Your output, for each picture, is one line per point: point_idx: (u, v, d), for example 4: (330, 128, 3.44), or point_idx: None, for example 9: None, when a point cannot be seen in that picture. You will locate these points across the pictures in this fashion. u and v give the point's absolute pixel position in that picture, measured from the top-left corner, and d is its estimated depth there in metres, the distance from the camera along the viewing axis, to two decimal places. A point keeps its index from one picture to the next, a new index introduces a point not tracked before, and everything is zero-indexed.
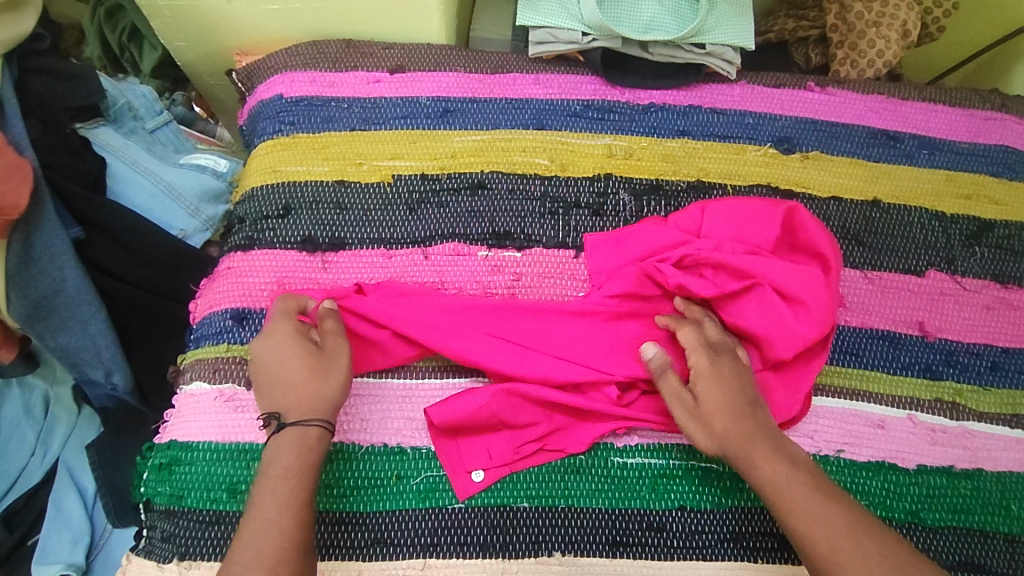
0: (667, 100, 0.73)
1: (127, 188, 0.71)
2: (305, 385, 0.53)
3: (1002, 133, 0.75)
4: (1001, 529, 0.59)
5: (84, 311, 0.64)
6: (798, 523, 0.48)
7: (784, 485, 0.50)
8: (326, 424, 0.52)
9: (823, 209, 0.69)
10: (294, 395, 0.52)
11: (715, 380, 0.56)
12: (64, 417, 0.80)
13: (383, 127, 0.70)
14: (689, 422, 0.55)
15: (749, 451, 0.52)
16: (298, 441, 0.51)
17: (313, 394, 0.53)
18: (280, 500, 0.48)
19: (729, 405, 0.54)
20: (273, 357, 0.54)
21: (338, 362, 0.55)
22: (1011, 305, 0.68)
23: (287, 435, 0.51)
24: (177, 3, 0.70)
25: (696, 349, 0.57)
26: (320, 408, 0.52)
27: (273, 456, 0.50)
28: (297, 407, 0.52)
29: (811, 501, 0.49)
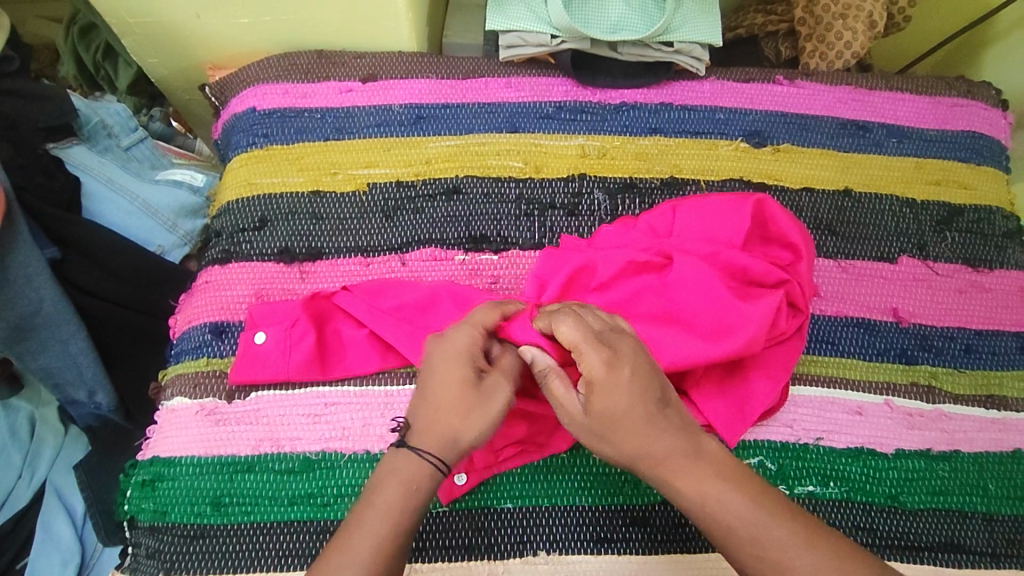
0: (638, 99, 0.73)
1: (102, 207, 0.71)
2: (441, 414, 0.49)
3: (969, 119, 0.76)
4: (980, 509, 0.60)
5: (63, 331, 0.64)
6: (739, 549, 0.44)
7: (712, 509, 0.46)
8: (441, 464, 0.48)
9: (795, 200, 0.70)
10: (431, 424, 0.49)
11: (611, 386, 0.46)
12: (50, 438, 0.79)
13: (356, 136, 0.70)
14: (588, 436, 0.48)
15: (669, 472, 0.47)
16: (417, 473, 0.47)
17: (447, 427, 0.48)
18: (377, 531, 0.45)
19: (631, 415, 0.47)
20: (439, 379, 0.50)
21: (498, 407, 0.49)
22: (982, 288, 0.69)
23: (400, 464, 0.48)
24: (146, 20, 0.70)
25: (584, 346, 0.48)
26: (448, 447, 0.48)
27: (383, 480, 0.47)
28: (426, 436, 0.48)
29: (749, 521, 0.45)
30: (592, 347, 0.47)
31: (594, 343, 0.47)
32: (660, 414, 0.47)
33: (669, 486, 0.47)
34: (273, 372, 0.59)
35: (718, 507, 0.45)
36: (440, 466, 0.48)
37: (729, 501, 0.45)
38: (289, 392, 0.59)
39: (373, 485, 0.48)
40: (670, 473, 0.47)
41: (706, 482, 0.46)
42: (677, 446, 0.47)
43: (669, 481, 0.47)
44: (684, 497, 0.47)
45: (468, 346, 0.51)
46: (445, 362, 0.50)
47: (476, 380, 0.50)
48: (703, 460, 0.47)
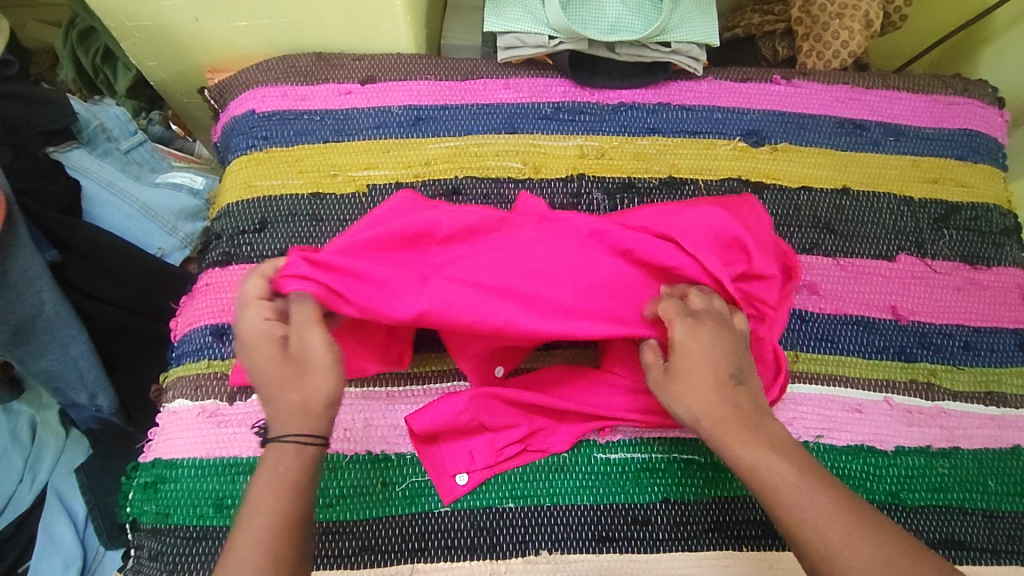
0: (636, 99, 0.74)
1: (102, 210, 0.72)
2: (283, 397, 0.48)
3: (965, 117, 0.77)
4: (980, 505, 0.60)
5: (64, 334, 0.64)
6: (783, 511, 0.46)
7: (763, 471, 0.48)
8: (306, 438, 0.47)
9: (794, 198, 0.70)
10: (279, 408, 0.48)
11: (694, 349, 0.52)
12: (52, 441, 0.79)
13: (356, 138, 0.70)
14: (663, 393, 0.53)
15: (726, 434, 0.50)
16: (289, 457, 0.47)
17: (296, 404, 0.48)
18: (264, 525, 0.44)
19: (706, 380, 0.51)
20: (257, 369, 0.48)
21: (318, 361, 0.48)
22: (980, 286, 0.69)
23: (272, 456, 0.47)
24: (146, 24, 0.71)
25: (679, 317, 0.54)
26: (312, 420, 0.48)
27: (261, 476, 0.46)
28: (282, 421, 0.48)
29: (792, 484, 0.46)
30: (681, 318, 0.54)
31: (687, 313, 0.54)
32: (731, 387, 0.52)
33: (726, 447, 0.49)
34: None
35: (769, 471, 0.47)
36: (309, 440, 0.47)
37: (779, 467, 0.47)
38: None
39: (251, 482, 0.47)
40: (729, 435, 0.50)
41: (762, 448, 0.49)
42: (741, 413, 0.51)
43: (727, 442, 0.50)
44: (740, 458, 0.49)
45: (264, 327, 0.49)
46: (260, 353, 0.48)
47: (286, 353, 0.48)
48: (760, 430, 0.50)
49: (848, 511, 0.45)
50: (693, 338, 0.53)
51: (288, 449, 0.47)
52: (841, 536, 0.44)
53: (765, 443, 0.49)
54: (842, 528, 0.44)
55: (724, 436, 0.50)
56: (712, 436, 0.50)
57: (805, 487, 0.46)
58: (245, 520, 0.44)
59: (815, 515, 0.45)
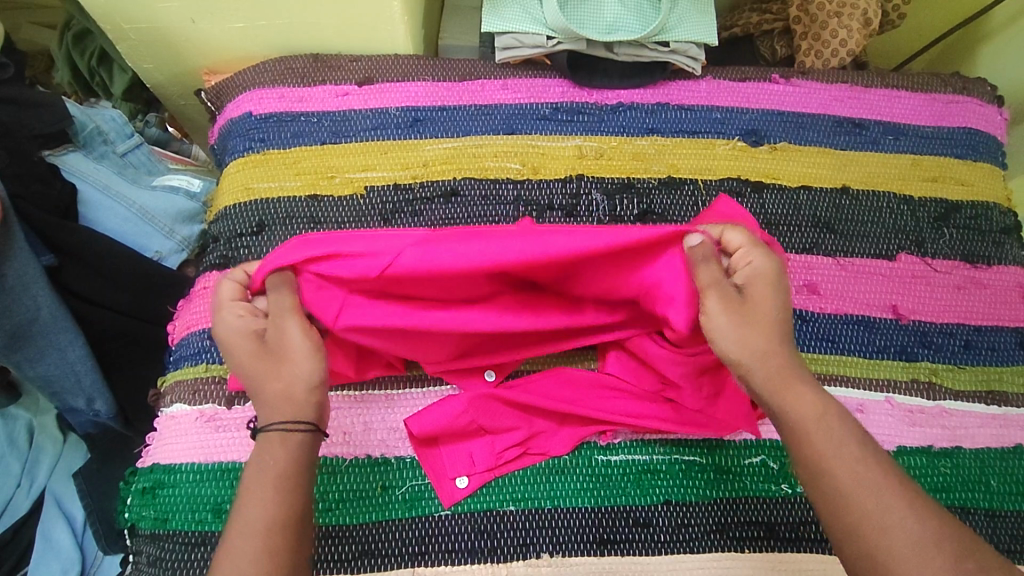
0: (635, 100, 0.74)
1: (98, 214, 0.71)
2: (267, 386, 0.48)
3: (964, 116, 0.76)
4: (982, 505, 0.60)
5: (61, 338, 0.64)
6: (834, 473, 0.42)
7: (818, 426, 0.44)
8: (290, 425, 0.46)
9: (793, 198, 0.70)
10: (263, 398, 0.47)
11: (763, 282, 0.50)
12: (49, 446, 0.79)
13: (353, 140, 0.70)
14: (719, 312, 0.49)
15: (782, 381, 0.46)
16: (276, 446, 0.46)
17: (280, 390, 0.47)
18: (257, 510, 0.43)
19: (771, 316, 0.48)
20: (239, 365, 0.49)
21: (292, 349, 0.48)
22: (981, 284, 0.69)
23: (261, 446, 0.46)
24: (141, 26, 0.70)
25: (751, 247, 0.51)
26: (297, 405, 0.47)
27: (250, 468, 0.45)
28: (267, 410, 0.47)
29: (847, 447, 0.43)
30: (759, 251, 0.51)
31: (761, 246, 0.52)
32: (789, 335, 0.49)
33: (779, 392, 0.46)
34: None
35: (823, 428, 0.44)
36: (297, 425, 0.46)
37: (837, 428, 0.44)
38: None
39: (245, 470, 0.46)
40: (785, 381, 0.46)
41: (821, 404, 0.45)
42: (797, 363, 0.47)
43: (781, 388, 0.46)
44: (793, 407, 0.45)
45: (241, 324, 0.50)
46: (237, 349, 0.49)
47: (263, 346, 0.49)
48: (816, 386, 0.46)
49: (901, 485, 0.42)
50: (767, 271, 0.50)
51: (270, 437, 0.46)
52: (897, 511, 0.40)
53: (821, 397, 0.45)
54: (898, 502, 0.40)
55: (777, 381, 0.46)
56: (762, 380, 0.46)
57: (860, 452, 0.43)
58: (239, 507, 0.43)
59: (868, 483, 0.41)
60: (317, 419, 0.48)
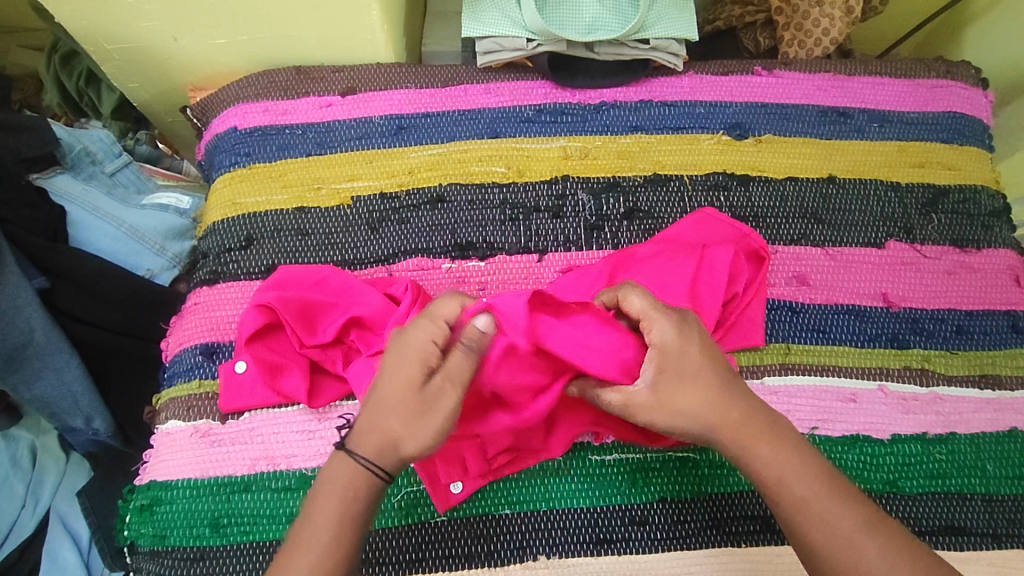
0: (618, 98, 0.74)
1: (89, 234, 0.72)
2: (383, 421, 0.46)
3: (949, 100, 0.76)
4: (979, 490, 0.60)
5: (57, 359, 0.64)
6: (809, 529, 0.45)
7: (786, 485, 0.46)
8: (376, 469, 0.46)
9: (780, 189, 0.70)
10: (369, 425, 0.47)
11: (682, 350, 0.47)
12: (53, 465, 0.78)
13: (339, 151, 0.70)
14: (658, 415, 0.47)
15: (745, 434, 0.47)
16: (355, 478, 0.47)
17: (379, 428, 0.46)
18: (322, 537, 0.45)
19: (699, 381, 0.47)
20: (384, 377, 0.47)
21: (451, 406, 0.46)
22: (971, 268, 0.69)
23: (344, 466, 0.47)
24: (124, 46, 0.71)
25: (654, 315, 0.48)
26: (382, 452, 0.46)
27: (327, 480, 0.47)
28: (364, 441, 0.47)
29: (819, 504, 0.46)
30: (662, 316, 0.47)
31: (663, 310, 0.48)
32: (736, 386, 0.48)
33: (746, 449, 0.47)
34: (263, 397, 0.59)
35: (799, 480, 0.46)
36: (376, 471, 0.46)
37: (802, 477, 0.46)
38: (282, 411, 0.59)
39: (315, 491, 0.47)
40: (752, 439, 0.47)
41: (786, 453, 0.47)
42: (756, 414, 0.48)
43: (744, 443, 0.47)
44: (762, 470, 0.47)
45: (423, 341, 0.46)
46: (455, 369, 0.46)
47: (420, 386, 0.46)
48: (784, 436, 0.48)
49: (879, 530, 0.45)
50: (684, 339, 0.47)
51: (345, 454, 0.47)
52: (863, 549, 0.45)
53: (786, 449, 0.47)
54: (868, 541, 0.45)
55: (742, 434, 0.47)
56: (729, 442, 0.47)
57: (829, 498, 0.46)
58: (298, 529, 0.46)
59: (840, 534, 0.45)
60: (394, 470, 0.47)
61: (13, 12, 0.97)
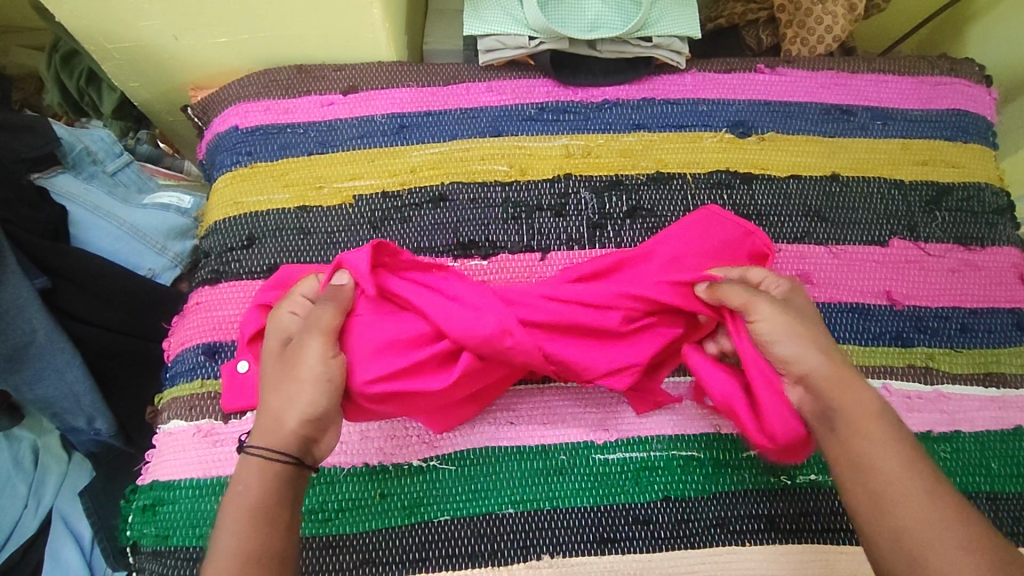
0: (620, 96, 0.73)
1: (90, 234, 0.71)
2: (266, 404, 0.49)
3: (953, 97, 0.76)
4: (984, 488, 0.60)
5: (58, 359, 0.64)
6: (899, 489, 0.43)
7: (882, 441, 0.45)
8: (268, 453, 0.47)
9: (783, 187, 0.70)
10: (261, 415, 0.49)
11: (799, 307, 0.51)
12: (54, 465, 0.77)
13: (340, 149, 0.70)
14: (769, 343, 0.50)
15: (842, 383, 0.47)
16: (251, 472, 0.46)
17: (271, 412, 0.48)
18: (230, 529, 0.44)
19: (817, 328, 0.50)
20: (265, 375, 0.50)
21: (312, 360, 0.49)
22: (975, 266, 0.69)
23: (242, 469, 0.47)
24: (125, 45, 0.71)
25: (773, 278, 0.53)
26: (272, 434, 0.47)
27: (230, 488, 0.47)
28: (258, 431, 0.48)
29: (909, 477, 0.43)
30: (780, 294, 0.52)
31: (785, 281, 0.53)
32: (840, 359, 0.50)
33: (836, 394, 0.46)
34: None
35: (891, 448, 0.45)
36: (271, 455, 0.47)
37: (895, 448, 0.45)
38: None
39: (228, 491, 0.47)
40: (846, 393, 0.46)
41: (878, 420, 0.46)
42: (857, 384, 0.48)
43: (841, 390, 0.46)
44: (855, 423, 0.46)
45: (287, 319, 0.52)
46: (313, 320, 0.51)
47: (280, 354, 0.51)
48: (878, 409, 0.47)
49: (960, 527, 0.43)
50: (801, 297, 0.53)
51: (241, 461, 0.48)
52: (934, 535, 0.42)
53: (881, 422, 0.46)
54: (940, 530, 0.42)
55: (839, 382, 0.47)
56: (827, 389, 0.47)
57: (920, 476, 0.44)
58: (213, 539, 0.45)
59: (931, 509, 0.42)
60: (298, 453, 0.47)
61: (13, 12, 0.97)
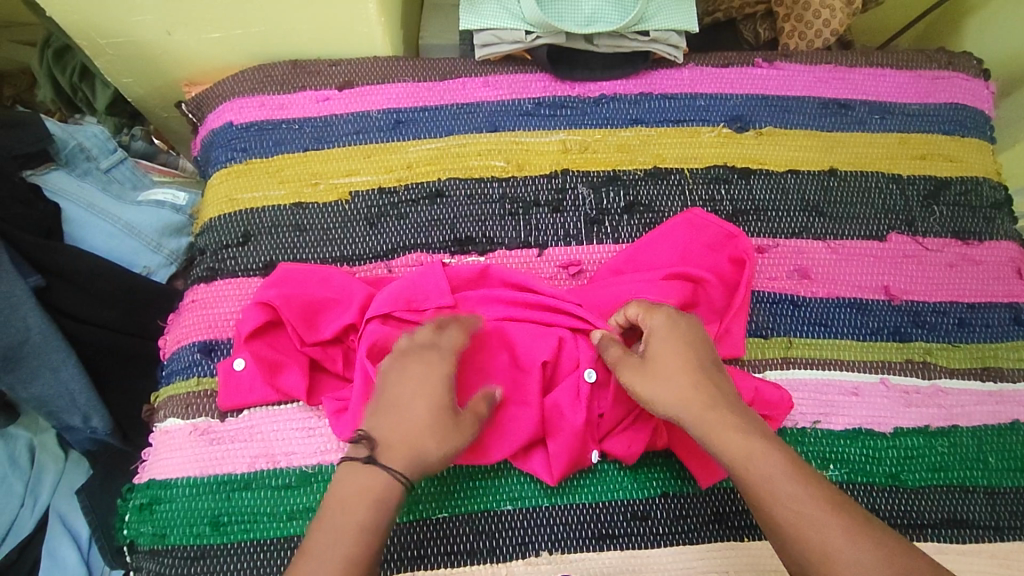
0: (618, 90, 0.73)
1: (84, 231, 0.71)
2: (416, 434, 0.48)
3: (950, 91, 0.76)
4: (980, 483, 0.60)
5: (53, 358, 0.63)
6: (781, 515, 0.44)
7: (753, 466, 0.46)
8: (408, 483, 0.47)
9: (780, 182, 0.70)
10: (399, 439, 0.48)
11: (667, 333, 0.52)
12: (51, 465, 0.77)
13: (336, 145, 0.70)
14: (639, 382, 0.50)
15: (711, 424, 0.48)
16: (381, 491, 0.46)
17: (414, 443, 0.48)
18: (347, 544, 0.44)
19: (680, 371, 0.50)
20: (411, 387, 0.50)
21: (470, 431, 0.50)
22: (973, 261, 0.68)
23: (367, 480, 0.46)
24: (118, 41, 0.70)
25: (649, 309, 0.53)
26: (414, 465, 0.47)
27: (349, 501, 0.46)
28: (394, 454, 0.47)
29: (782, 485, 0.45)
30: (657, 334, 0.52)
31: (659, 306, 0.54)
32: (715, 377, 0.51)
33: (709, 437, 0.48)
34: (259, 393, 0.58)
35: (764, 467, 0.46)
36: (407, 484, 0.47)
37: (768, 460, 0.46)
38: (281, 407, 0.59)
39: (338, 501, 0.46)
40: (712, 427, 0.48)
41: (749, 440, 0.47)
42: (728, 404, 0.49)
43: (710, 433, 0.48)
44: (724, 450, 0.47)
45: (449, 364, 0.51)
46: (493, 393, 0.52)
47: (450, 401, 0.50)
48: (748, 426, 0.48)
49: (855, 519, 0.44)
50: (668, 328, 0.52)
51: (370, 470, 0.47)
52: (838, 537, 0.42)
53: (749, 436, 0.47)
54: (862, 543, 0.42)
55: (706, 426, 0.48)
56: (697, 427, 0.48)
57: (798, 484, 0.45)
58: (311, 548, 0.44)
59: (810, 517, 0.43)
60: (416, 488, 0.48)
61: (6, 8, 0.96)
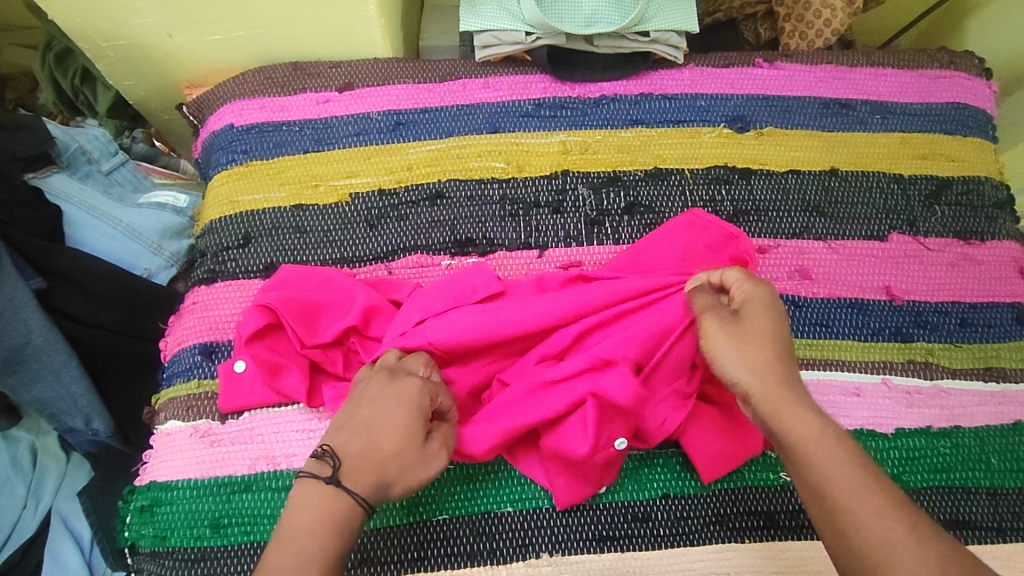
0: (618, 91, 0.73)
1: (86, 234, 0.71)
2: (383, 460, 0.47)
3: (952, 90, 0.76)
4: (983, 483, 0.60)
5: (55, 360, 0.63)
6: (843, 502, 0.42)
7: (818, 450, 0.43)
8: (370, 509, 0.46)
9: (781, 182, 0.70)
10: (364, 463, 0.46)
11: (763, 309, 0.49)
12: (53, 466, 0.77)
13: (336, 147, 0.70)
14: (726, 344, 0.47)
15: (783, 402, 0.45)
16: (344, 516, 0.45)
17: (381, 470, 0.46)
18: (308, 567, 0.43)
19: (767, 344, 0.47)
20: (381, 410, 0.48)
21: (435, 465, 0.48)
22: (975, 261, 0.68)
23: (331, 503, 0.45)
24: (119, 44, 0.70)
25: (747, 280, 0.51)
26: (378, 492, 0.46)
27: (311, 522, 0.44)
28: (358, 478, 0.46)
29: (845, 475, 0.42)
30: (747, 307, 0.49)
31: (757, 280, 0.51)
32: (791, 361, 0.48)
33: (776, 415, 0.45)
34: (260, 395, 0.58)
35: (829, 453, 0.43)
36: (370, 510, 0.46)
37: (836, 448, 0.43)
38: (282, 409, 0.59)
39: (299, 521, 0.44)
40: (782, 405, 0.45)
41: (817, 425, 0.44)
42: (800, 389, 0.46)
43: (779, 411, 0.45)
44: (787, 431, 0.44)
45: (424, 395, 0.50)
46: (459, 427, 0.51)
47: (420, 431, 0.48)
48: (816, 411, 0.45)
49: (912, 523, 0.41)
50: (769, 305, 0.49)
51: (334, 491, 0.45)
52: (904, 539, 0.40)
53: (819, 421, 0.44)
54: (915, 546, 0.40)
55: (777, 404, 0.45)
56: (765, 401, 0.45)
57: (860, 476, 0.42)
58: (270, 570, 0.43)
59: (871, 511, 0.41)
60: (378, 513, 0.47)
61: (8, 11, 0.97)
